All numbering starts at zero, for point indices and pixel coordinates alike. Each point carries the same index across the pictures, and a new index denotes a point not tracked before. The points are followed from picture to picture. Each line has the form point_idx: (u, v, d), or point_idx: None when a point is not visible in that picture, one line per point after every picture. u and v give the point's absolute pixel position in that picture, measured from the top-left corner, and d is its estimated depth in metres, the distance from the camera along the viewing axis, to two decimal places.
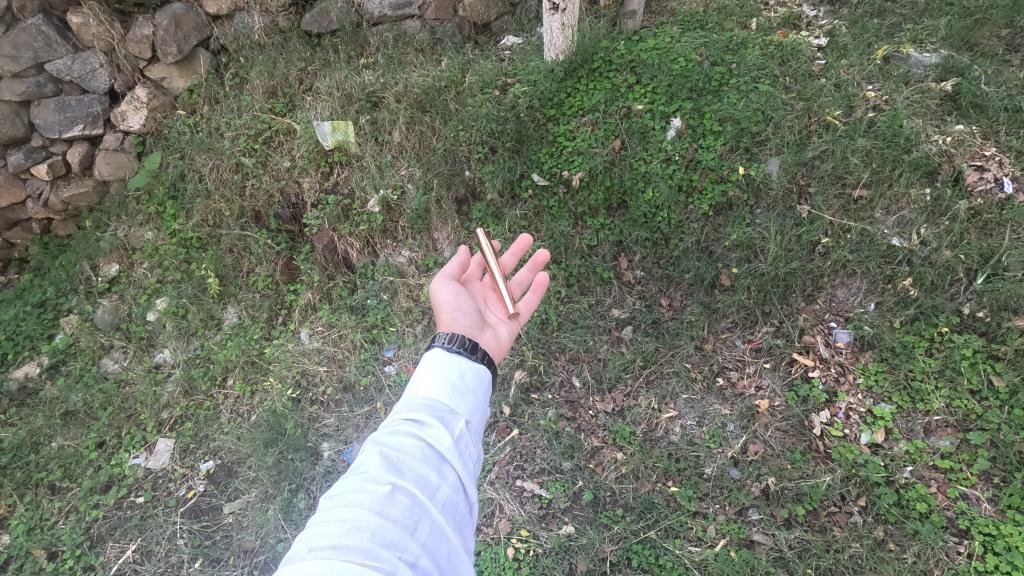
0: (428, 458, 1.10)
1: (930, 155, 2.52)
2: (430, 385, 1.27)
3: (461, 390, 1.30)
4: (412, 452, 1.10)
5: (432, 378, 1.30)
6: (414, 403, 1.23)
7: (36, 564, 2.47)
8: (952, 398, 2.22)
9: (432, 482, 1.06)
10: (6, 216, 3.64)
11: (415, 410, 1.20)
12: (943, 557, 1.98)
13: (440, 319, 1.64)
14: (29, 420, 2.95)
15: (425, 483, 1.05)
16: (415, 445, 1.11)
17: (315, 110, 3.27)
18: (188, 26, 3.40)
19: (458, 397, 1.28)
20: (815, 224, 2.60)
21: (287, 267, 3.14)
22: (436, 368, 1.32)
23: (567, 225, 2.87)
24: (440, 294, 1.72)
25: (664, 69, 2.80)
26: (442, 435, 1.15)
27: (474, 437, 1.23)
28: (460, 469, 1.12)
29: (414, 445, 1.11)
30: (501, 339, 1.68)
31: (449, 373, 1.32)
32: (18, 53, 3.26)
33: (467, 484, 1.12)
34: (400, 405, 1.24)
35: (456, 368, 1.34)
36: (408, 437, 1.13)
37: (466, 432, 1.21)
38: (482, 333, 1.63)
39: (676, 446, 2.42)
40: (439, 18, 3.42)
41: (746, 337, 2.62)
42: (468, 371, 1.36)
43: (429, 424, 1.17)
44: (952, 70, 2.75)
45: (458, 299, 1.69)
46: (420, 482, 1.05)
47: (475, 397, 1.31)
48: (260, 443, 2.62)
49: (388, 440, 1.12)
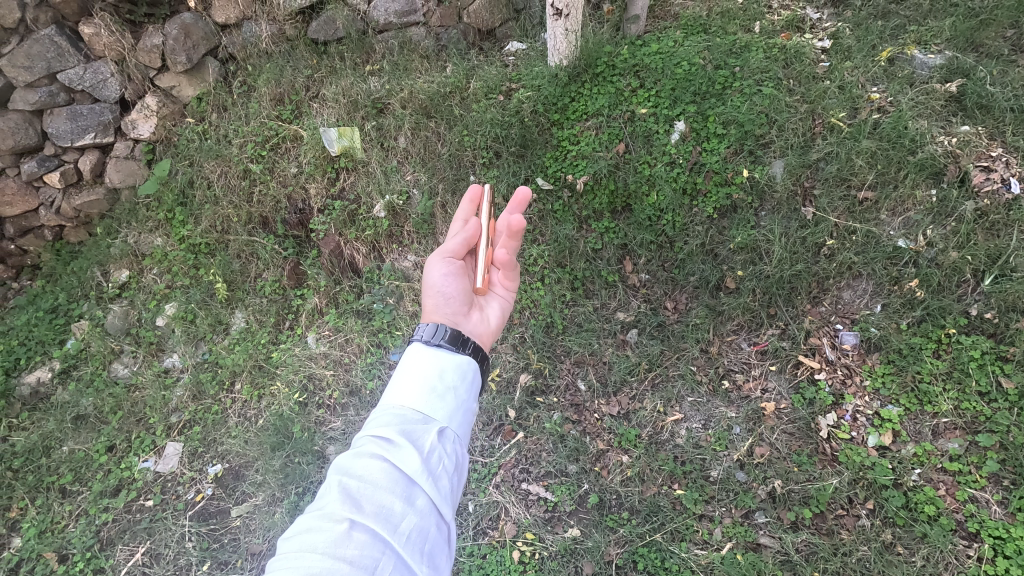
0: (394, 483, 1.02)
1: (935, 155, 2.51)
2: (404, 395, 1.19)
3: (435, 397, 1.20)
4: (376, 479, 1.02)
5: (403, 388, 1.21)
6: (383, 419, 1.15)
7: (48, 566, 2.51)
8: (961, 400, 2.20)
9: (397, 512, 0.98)
10: (20, 224, 3.74)
11: (383, 427, 1.11)
12: (953, 561, 1.98)
13: (426, 302, 1.63)
14: (41, 424, 2.99)
15: (388, 515, 0.98)
16: (379, 471, 1.03)
17: (321, 116, 3.32)
18: (197, 35, 3.45)
19: (432, 405, 1.19)
20: (820, 226, 2.59)
21: (294, 272, 3.18)
22: (409, 375, 1.23)
23: (571, 228, 2.86)
24: (429, 273, 1.68)
25: (668, 73, 2.82)
26: (409, 454, 1.06)
27: (452, 449, 1.14)
28: (431, 491, 1.04)
29: (379, 471, 1.03)
30: (489, 322, 1.67)
31: (422, 382, 1.22)
32: (31, 63, 3.32)
33: (441, 505, 1.04)
34: (372, 419, 1.16)
35: (431, 373, 1.24)
36: (373, 461, 1.05)
37: (440, 446, 1.12)
38: (469, 317, 1.62)
39: (682, 449, 2.41)
40: (443, 25, 3.46)
41: (752, 340, 2.61)
42: (444, 375, 1.25)
43: (396, 443, 1.08)
44: (956, 71, 2.74)
45: (446, 282, 1.65)
46: (383, 514, 0.97)
47: (455, 401, 1.22)
48: (267, 446, 2.65)
49: (352, 466, 1.05)
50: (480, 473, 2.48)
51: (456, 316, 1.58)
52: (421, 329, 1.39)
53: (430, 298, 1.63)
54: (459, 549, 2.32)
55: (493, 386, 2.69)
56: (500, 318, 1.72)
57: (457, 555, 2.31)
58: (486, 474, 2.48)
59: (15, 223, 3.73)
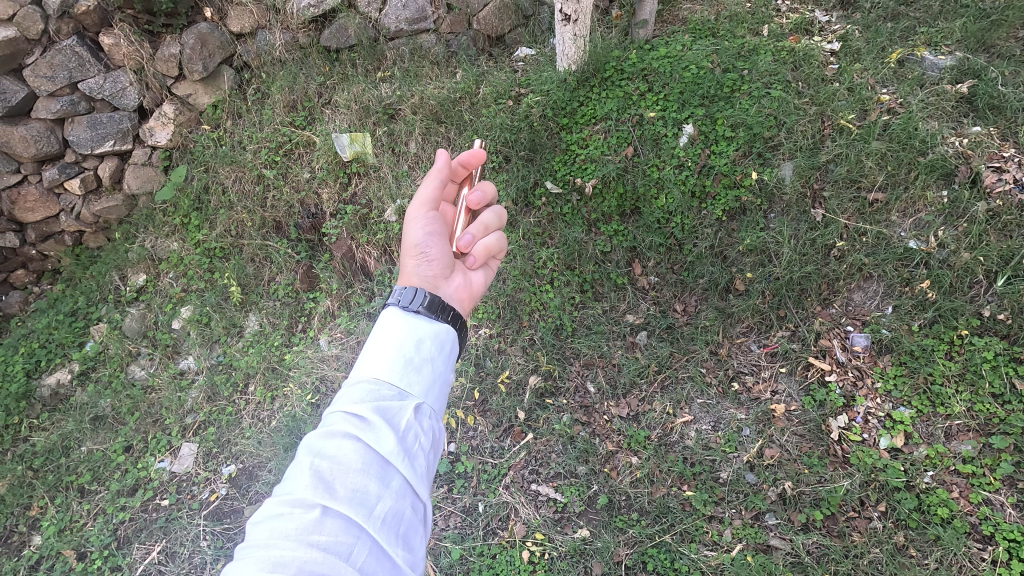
0: (367, 465, 1.03)
1: (946, 156, 2.51)
2: (378, 366, 1.19)
3: (410, 371, 1.19)
4: (349, 460, 1.03)
5: (376, 361, 1.19)
6: (355, 394, 1.14)
7: (67, 564, 2.56)
8: (973, 402, 2.19)
9: (372, 495, 1.00)
10: (41, 229, 3.84)
11: (355, 405, 1.11)
12: (967, 564, 1.97)
13: (406, 263, 1.55)
14: (61, 424, 3.05)
15: (362, 499, 0.99)
16: (353, 453, 1.04)
17: (333, 123, 3.38)
18: (213, 44, 3.52)
19: (406, 380, 1.18)
20: (830, 227, 2.59)
21: (307, 275, 3.22)
22: (383, 346, 1.22)
23: (580, 231, 2.88)
24: (408, 230, 1.57)
25: (676, 77, 2.84)
26: (384, 435, 1.07)
27: (427, 426, 1.15)
28: (406, 472, 1.05)
29: (352, 452, 1.04)
30: (473, 286, 1.64)
31: (398, 353, 1.21)
32: (54, 73, 3.42)
33: (416, 485, 1.06)
34: (345, 393, 1.16)
35: (406, 345, 1.23)
36: (346, 442, 1.06)
37: (415, 423, 1.12)
38: (451, 280, 1.58)
39: (692, 450, 2.41)
40: (453, 32, 3.51)
41: (762, 342, 2.61)
42: (421, 346, 1.25)
43: (370, 423, 1.09)
44: (968, 72, 2.73)
45: (430, 242, 1.55)
46: (356, 499, 0.99)
47: (431, 374, 1.23)
48: (281, 447, 2.70)
49: (324, 446, 1.06)
50: (489, 474, 2.51)
51: (435, 282, 1.54)
52: (398, 292, 1.36)
53: (410, 260, 1.55)
54: (469, 548, 2.34)
55: (503, 389, 2.71)
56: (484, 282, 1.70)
57: (467, 555, 2.33)
58: (496, 475, 2.50)
59: (36, 228, 3.83)
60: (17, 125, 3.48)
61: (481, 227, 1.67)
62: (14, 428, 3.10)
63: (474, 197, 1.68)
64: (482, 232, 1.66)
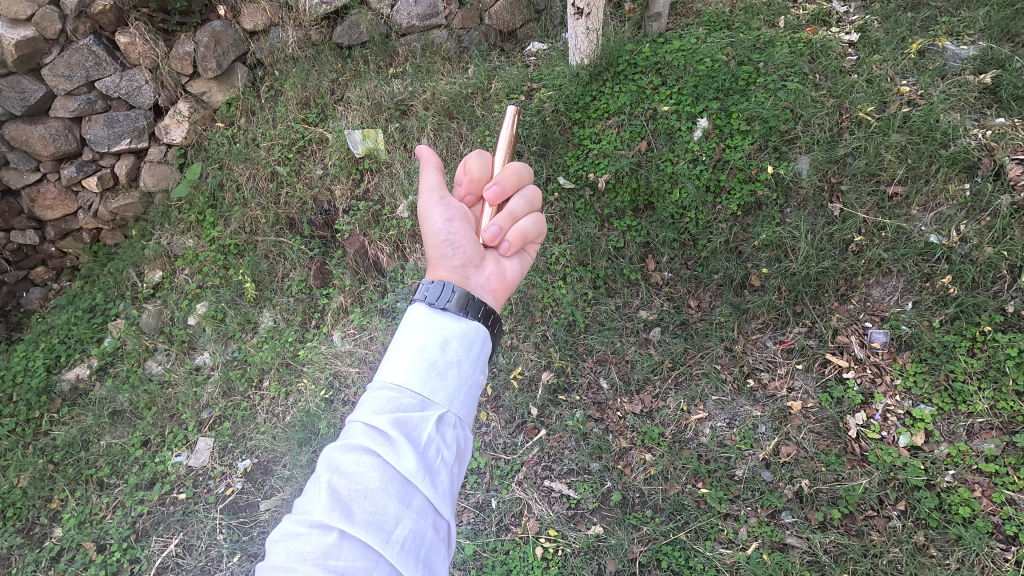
0: (387, 484, 1.02)
1: (969, 149, 2.45)
2: (400, 373, 1.17)
3: (434, 377, 1.18)
4: (368, 478, 1.03)
5: (399, 366, 1.18)
6: (376, 403, 1.14)
7: (87, 555, 2.61)
8: (997, 399, 2.14)
9: (390, 517, 0.99)
10: (60, 227, 3.90)
11: (376, 418, 1.10)
12: (989, 564, 1.93)
13: (431, 253, 1.54)
14: (80, 419, 3.10)
15: (380, 522, 0.98)
16: (371, 470, 1.04)
17: (346, 119, 3.38)
18: (227, 42, 3.54)
19: (430, 387, 1.17)
20: (848, 222, 2.54)
21: (321, 272, 3.24)
22: (406, 350, 1.21)
23: (593, 227, 2.85)
24: (427, 222, 1.57)
25: (690, 70, 2.79)
26: (403, 452, 1.06)
27: (450, 438, 1.14)
28: (427, 491, 1.04)
29: (371, 469, 1.04)
30: (507, 275, 1.60)
31: (422, 358, 1.20)
32: (71, 72, 3.46)
33: (437, 504, 1.05)
34: (366, 402, 1.15)
35: (431, 348, 1.22)
36: (366, 458, 1.05)
37: (436, 437, 1.11)
38: (483, 269, 1.55)
39: (706, 447, 2.39)
40: (466, 27, 3.50)
41: (778, 338, 2.57)
42: (447, 349, 1.23)
43: (390, 438, 1.08)
44: (991, 62, 2.66)
45: (450, 231, 1.54)
46: (374, 522, 0.98)
47: (456, 380, 1.20)
48: (295, 442, 2.72)
49: (343, 462, 1.06)
50: (502, 470, 2.51)
51: (468, 270, 1.52)
52: (425, 288, 1.35)
53: (433, 251, 1.54)
54: (482, 544, 2.35)
55: (515, 385, 2.70)
56: (519, 269, 1.65)
57: (480, 551, 2.34)
58: (509, 471, 2.50)
59: (55, 226, 3.89)
60: (36, 124, 3.54)
61: (509, 216, 1.60)
62: (35, 422, 3.16)
63: (490, 190, 1.58)
64: (510, 222, 1.59)
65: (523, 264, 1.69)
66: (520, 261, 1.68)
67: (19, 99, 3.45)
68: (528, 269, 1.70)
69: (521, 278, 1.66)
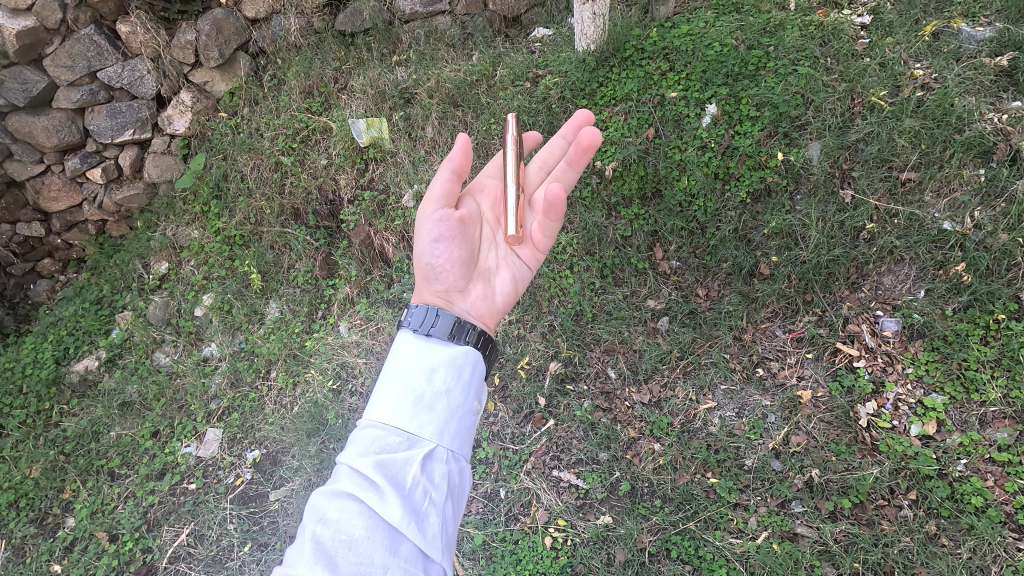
0: (372, 533, 1.02)
1: (984, 133, 2.40)
2: (387, 412, 1.20)
3: (420, 413, 1.21)
4: (353, 527, 1.02)
5: (386, 404, 1.21)
6: (362, 445, 1.15)
7: (99, 545, 2.64)
8: (1010, 388, 2.12)
9: (377, 567, 0.98)
10: (65, 219, 3.88)
11: (361, 460, 1.11)
12: (1001, 553, 1.93)
13: (419, 273, 1.64)
14: (90, 410, 3.12)
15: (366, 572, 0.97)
16: (356, 517, 1.03)
17: (350, 108, 3.35)
18: (229, 30, 3.51)
19: (417, 424, 1.19)
20: (859, 209, 2.50)
21: (326, 262, 3.21)
22: (392, 389, 1.24)
23: (600, 216, 2.81)
24: (421, 236, 1.62)
25: (698, 55, 2.75)
26: (388, 497, 1.05)
27: (437, 477, 1.15)
28: (415, 536, 1.03)
29: (356, 517, 1.03)
30: (495, 299, 1.68)
31: (408, 396, 1.23)
32: (73, 63, 3.42)
33: (426, 549, 1.04)
34: (352, 446, 1.16)
35: (417, 384, 1.25)
36: (351, 505, 1.05)
37: (422, 477, 1.12)
38: (469, 294, 1.63)
39: (716, 437, 2.38)
40: (469, 13, 3.45)
41: (787, 327, 2.55)
42: (434, 383, 1.27)
43: (374, 482, 1.08)
44: (1008, 44, 2.59)
45: (442, 252, 1.59)
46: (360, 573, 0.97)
47: (443, 416, 1.23)
48: (303, 433, 2.72)
49: (329, 510, 1.05)
50: (511, 460, 2.51)
51: (453, 296, 1.60)
52: (411, 313, 1.45)
53: (422, 269, 1.62)
54: (491, 534, 2.35)
55: (523, 374, 2.69)
56: (509, 293, 1.72)
57: (489, 541, 2.34)
58: (517, 461, 2.50)
59: (61, 218, 3.87)
60: (38, 116, 3.51)
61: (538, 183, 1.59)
62: (45, 413, 3.17)
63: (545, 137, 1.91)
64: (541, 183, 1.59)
65: (515, 283, 1.75)
66: (513, 281, 1.75)
67: (21, 89, 3.43)
68: (520, 291, 1.76)
69: (513, 300, 1.74)
